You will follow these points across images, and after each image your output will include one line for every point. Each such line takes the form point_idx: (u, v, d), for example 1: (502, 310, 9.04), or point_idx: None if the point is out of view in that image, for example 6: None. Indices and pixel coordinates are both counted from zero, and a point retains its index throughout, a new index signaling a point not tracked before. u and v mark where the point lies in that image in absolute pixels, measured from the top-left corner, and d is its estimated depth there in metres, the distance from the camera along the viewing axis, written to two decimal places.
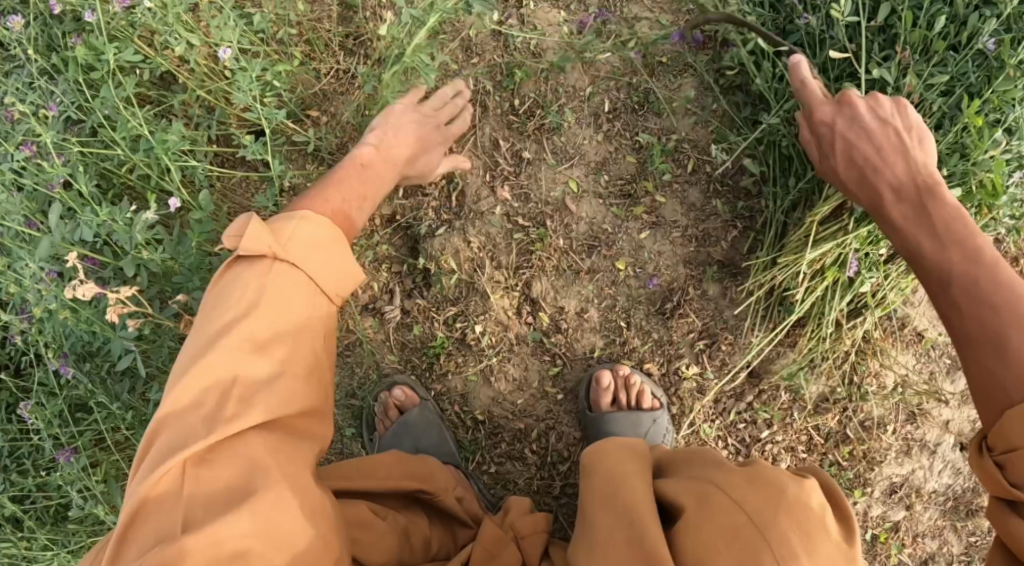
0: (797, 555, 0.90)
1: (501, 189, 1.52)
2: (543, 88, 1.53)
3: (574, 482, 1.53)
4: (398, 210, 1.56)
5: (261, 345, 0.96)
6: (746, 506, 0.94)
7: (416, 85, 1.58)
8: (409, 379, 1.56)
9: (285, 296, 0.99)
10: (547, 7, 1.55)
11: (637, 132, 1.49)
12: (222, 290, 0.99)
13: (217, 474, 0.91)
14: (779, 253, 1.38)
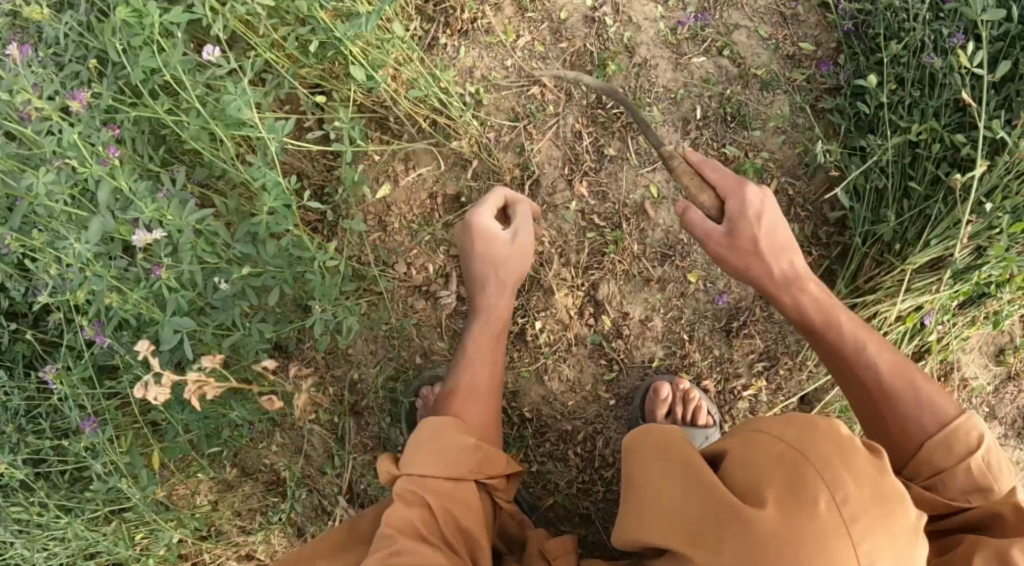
0: (841, 476, 0.85)
1: (579, 183, 1.46)
2: (633, 84, 1.47)
3: (615, 488, 1.51)
4: (464, 189, 1.52)
5: (451, 480, 1.14)
6: (781, 435, 0.91)
7: (497, 62, 1.51)
8: None
9: (453, 450, 1.16)
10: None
11: (724, 145, 1.46)
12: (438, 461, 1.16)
13: None
14: (856, 287, 1.40)
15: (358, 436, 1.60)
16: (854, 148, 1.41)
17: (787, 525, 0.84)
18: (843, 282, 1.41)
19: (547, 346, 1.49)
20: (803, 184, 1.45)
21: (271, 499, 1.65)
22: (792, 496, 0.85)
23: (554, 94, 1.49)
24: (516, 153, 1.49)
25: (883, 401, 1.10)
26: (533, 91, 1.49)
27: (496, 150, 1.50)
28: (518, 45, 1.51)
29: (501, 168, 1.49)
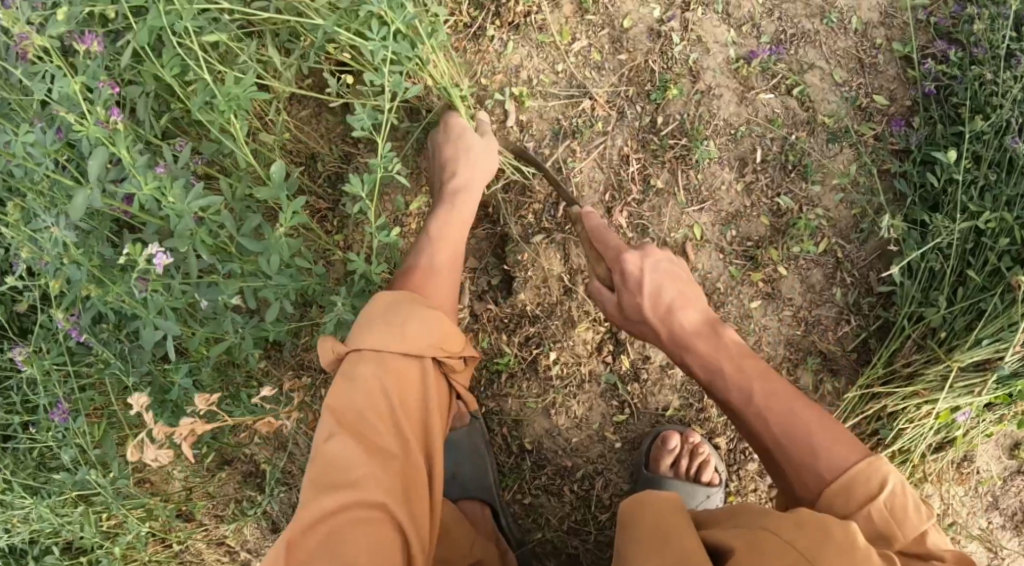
0: None
1: (619, 213, 1.35)
2: (691, 114, 1.35)
3: (609, 532, 1.45)
4: (492, 199, 1.40)
5: (391, 368, 1.01)
6: (797, 545, 0.79)
7: (548, 65, 1.37)
8: None
9: (406, 324, 1.02)
10: (717, 21, 1.36)
11: (778, 194, 1.36)
12: (389, 322, 1.02)
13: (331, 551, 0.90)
14: (892, 369, 1.33)
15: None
16: (916, 223, 1.33)
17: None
18: (879, 360, 1.34)
19: (557, 378, 1.41)
20: (854, 249, 1.36)
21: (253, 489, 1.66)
22: None
23: (605, 110, 1.36)
24: (558, 166, 1.36)
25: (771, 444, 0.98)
26: (584, 104, 1.36)
27: (533, 163, 1.37)
28: (573, 49, 1.37)
29: (533, 187, 1.38)
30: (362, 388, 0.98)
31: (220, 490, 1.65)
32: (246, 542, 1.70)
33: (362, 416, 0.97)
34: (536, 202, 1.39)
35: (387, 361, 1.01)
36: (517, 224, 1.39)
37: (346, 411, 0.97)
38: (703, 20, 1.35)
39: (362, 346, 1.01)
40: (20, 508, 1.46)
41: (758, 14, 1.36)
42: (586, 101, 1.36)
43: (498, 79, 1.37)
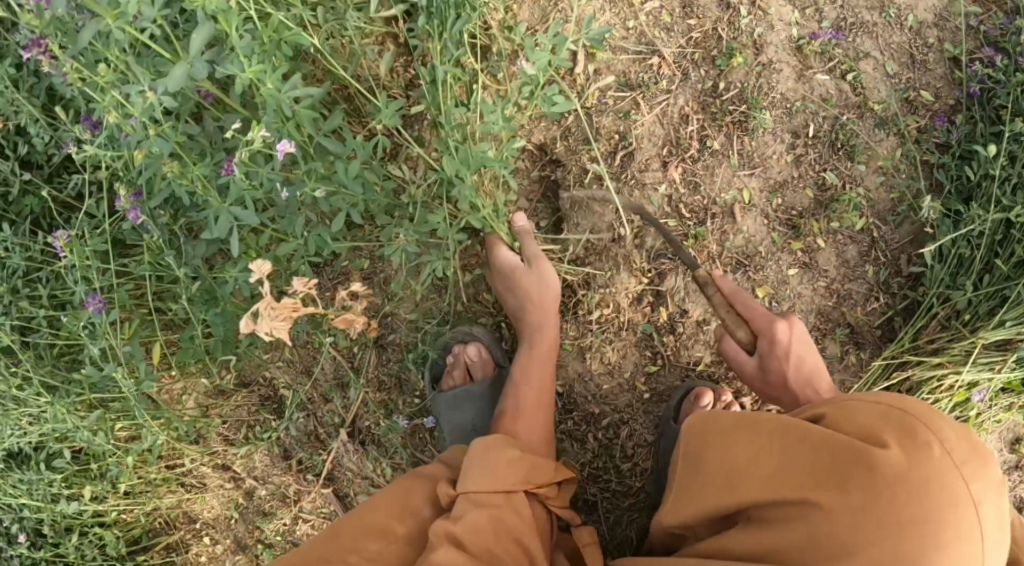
0: (947, 429, 0.87)
1: (674, 167, 1.40)
2: (751, 83, 1.40)
3: (627, 483, 1.48)
4: (551, 141, 1.44)
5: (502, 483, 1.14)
6: (882, 402, 0.92)
7: (620, 20, 1.41)
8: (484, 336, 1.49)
9: (499, 469, 1.16)
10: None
11: (824, 170, 1.41)
12: (479, 464, 1.16)
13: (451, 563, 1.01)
14: (917, 345, 1.39)
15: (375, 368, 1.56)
16: (953, 211, 1.37)
17: (910, 477, 0.83)
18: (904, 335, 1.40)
19: (596, 324, 1.44)
20: (888, 230, 1.41)
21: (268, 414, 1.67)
22: (909, 440, 0.86)
23: (670, 68, 1.40)
24: (618, 118, 1.40)
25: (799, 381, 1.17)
26: (651, 61, 1.40)
27: (597, 112, 1.41)
28: (645, 8, 1.41)
29: (596, 135, 1.41)
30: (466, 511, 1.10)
31: (233, 413, 1.65)
32: (253, 469, 1.70)
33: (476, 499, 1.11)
34: (598, 147, 1.41)
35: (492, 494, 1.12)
36: (573, 169, 1.43)
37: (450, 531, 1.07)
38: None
39: (466, 490, 1.13)
40: (34, 407, 1.45)
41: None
42: (654, 58, 1.40)
43: (570, 28, 1.41)
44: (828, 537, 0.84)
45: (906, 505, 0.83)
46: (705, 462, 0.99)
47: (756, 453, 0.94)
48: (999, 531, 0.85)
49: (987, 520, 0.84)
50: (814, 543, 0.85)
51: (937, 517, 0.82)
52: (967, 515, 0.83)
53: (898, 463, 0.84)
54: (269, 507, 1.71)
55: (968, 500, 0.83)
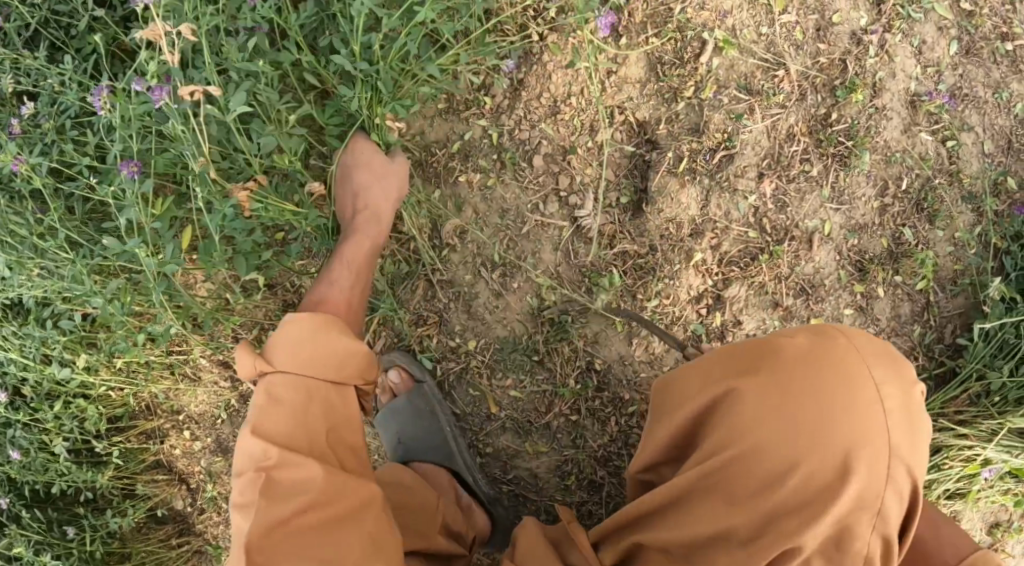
0: (852, 335, 1.01)
1: (768, 180, 1.40)
2: (862, 122, 1.40)
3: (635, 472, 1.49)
4: (654, 120, 1.42)
5: (303, 393, 1.07)
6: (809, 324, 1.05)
7: (754, 23, 1.39)
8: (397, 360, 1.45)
9: (313, 363, 1.08)
10: (912, 52, 1.40)
11: (901, 225, 1.41)
12: (299, 353, 1.08)
13: (305, 545, 1.00)
14: (942, 413, 1.40)
15: (422, 302, 1.47)
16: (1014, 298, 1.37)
17: (814, 357, 0.97)
18: (934, 399, 1.40)
19: (651, 311, 1.44)
20: (944, 298, 1.42)
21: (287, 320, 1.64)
22: (818, 337, 1.00)
23: (790, 85, 1.39)
24: (729, 118, 1.39)
25: None
26: (777, 73, 1.39)
27: (710, 105, 1.40)
28: (780, 21, 1.40)
29: (703, 128, 1.40)
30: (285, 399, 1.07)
31: (251, 312, 1.61)
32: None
33: (288, 435, 1.05)
34: (702, 140, 1.40)
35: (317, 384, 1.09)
36: (671, 155, 1.41)
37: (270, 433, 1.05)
38: (903, 45, 1.40)
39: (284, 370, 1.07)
40: (51, 258, 1.37)
41: (944, 63, 1.41)
42: (778, 71, 1.39)
43: (706, 18, 1.39)
44: (744, 420, 0.95)
45: (805, 380, 0.96)
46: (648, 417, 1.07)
47: (695, 370, 1.02)
48: (903, 421, 0.96)
49: (888, 407, 0.95)
50: (738, 419, 0.96)
51: (834, 390, 0.95)
52: (867, 393, 0.95)
53: (798, 348, 0.98)
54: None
55: (864, 380, 0.96)
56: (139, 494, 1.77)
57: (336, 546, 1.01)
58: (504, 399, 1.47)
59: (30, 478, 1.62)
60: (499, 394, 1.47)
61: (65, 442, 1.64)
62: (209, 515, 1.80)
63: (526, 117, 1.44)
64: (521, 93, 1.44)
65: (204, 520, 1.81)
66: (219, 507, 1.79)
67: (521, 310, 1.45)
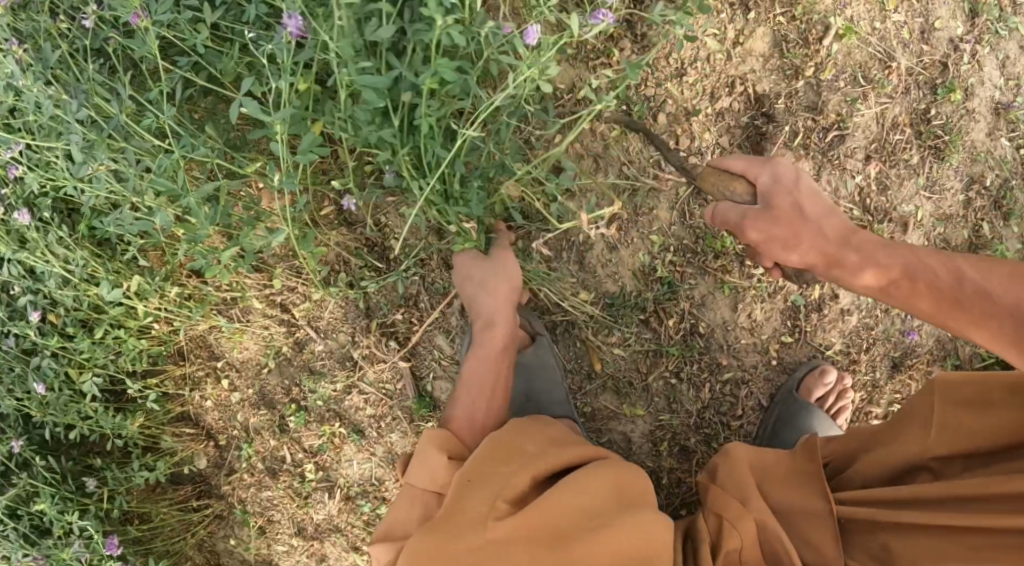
0: None
1: (873, 164, 1.46)
2: (954, 121, 1.47)
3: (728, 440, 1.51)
4: (772, 95, 1.46)
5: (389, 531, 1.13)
6: None
7: (870, 17, 1.45)
8: (518, 314, 1.44)
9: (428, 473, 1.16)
10: (1005, 60, 1.49)
11: (981, 220, 1.48)
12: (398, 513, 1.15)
13: (402, 514, 1.15)
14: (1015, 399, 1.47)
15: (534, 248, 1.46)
16: None
17: None
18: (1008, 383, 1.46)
19: (757, 278, 1.47)
20: None
21: (368, 263, 1.56)
22: None
23: (899, 78, 1.46)
24: (844, 100, 1.45)
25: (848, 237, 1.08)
26: (887, 65, 1.46)
27: (827, 87, 1.45)
28: (892, 17, 1.46)
29: (820, 107, 1.45)
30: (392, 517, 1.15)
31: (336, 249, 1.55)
32: (317, 322, 1.59)
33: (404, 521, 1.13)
34: (816, 119, 1.46)
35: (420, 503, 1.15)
36: (789, 130, 1.46)
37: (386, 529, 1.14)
38: (991, 57, 1.48)
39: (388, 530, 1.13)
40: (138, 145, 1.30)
41: None
42: (887, 63, 1.46)
43: (827, 5, 1.44)
44: None
45: None
46: (964, 406, 1.08)
47: None
48: None
49: None
50: None
51: None
52: None
53: None
54: (319, 366, 1.60)
55: None
56: (163, 449, 1.62)
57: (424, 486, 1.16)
58: (606, 357, 1.48)
59: (51, 419, 1.43)
60: (603, 352, 1.47)
61: (96, 377, 1.48)
62: (240, 475, 1.67)
63: (653, 74, 1.46)
64: (651, 51, 1.45)
65: (233, 481, 1.67)
66: (253, 468, 1.66)
67: (633, 266, 1.46)
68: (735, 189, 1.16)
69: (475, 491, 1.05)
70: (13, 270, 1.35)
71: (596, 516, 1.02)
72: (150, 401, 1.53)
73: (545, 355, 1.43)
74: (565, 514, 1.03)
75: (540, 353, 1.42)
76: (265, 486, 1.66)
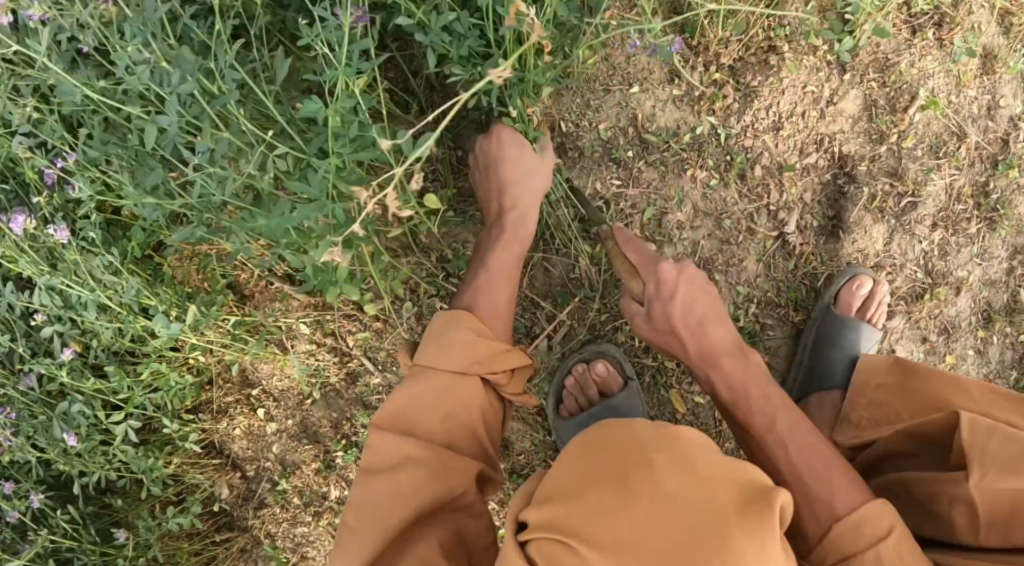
0: None
1: (938, 230, 1.54)
2: (1008, 195, 1.57)
3: None
4: (855, 155, 1.52)
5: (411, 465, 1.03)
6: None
7: (948, 90, 1.55)
8: (611, 354, 1.42)
9: (418, 412, 1.07)
10: None
11: (1019, 286, 1.60)
12: (402, 421, 1.07)
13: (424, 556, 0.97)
14: None
15: None
16: None
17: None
18: None
19: None
20: None
21: (438, 292, 1.50)
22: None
23: (967, 151, 1.55)
24: (921, 169, 1.53)
25: (753, 434, 1.13)
26: (957, 138, 1.55)
27: (907, 155, 1.53)
28: (966, 91, 1.56)
29: (900, 173, 1.52)
30: (422, 408, 1.08)
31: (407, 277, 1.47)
32: (376, 352, 1.52)
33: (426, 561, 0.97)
34: (893, 184, 1.52)
35: (447, 382, 1.09)
36: (868, 190, 1.52)
37: (401, 418, 1.07)
38: None
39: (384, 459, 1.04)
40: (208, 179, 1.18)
41: None
42: (957, 136, 1.55)
43: (910, 75, 1.53)
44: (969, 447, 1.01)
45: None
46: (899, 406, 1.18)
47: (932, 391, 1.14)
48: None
49: None
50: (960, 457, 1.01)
51: None
52: None
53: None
54: (373, 400, 1.54)
55: None
56: (187, 483, 1.53)
57: (427, 479, 1.03)
58: (687, 404, 1.46)
59: (83, 468, 1.34)
60: (685, 397, 1.46)
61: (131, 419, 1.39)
62: (271, 510, 1.59)
63: (752, 125, 1.48)
64: (752, 102, 1.47)
65: (263, 515, 1.58)
66: (287, 502, 1.58)
67: None
68: (634, 287, 1.24)
69: (591, 435, 0.86)
70: (50, 304, 1.24)
71: (711, 480, 0.79)
72: (187, 442, 1.46)
73: (635, 399, 1.39)
74: (677, 468, 0.79)
75: (631, 400, 1.38)
76: (301, 521, 1.58)
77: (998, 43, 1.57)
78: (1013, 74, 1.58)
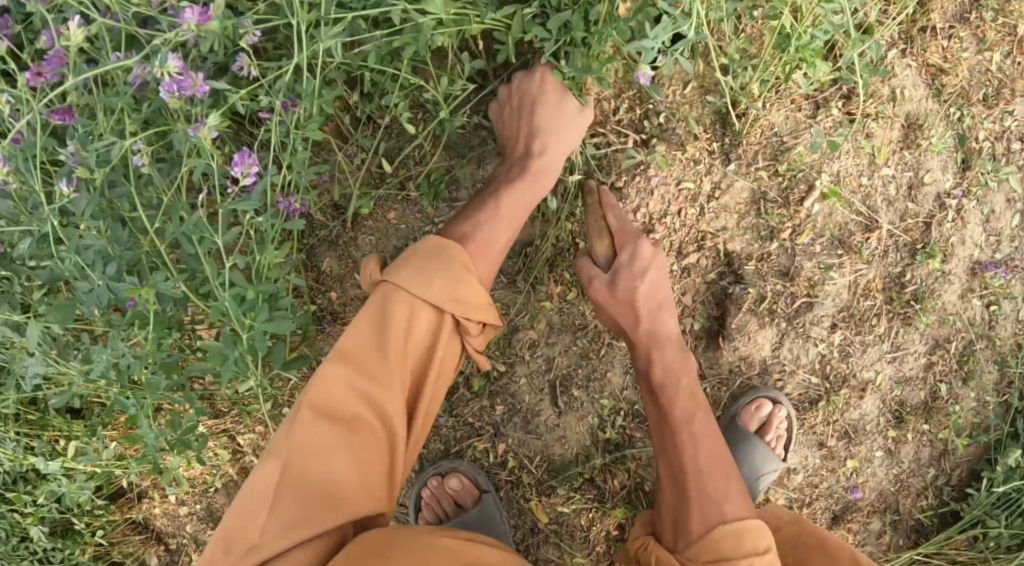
0: None
1: (836, 331, 1.40)
2: (927, 285, 1.39)
3: None
4: (739, 254, 1.38)
5: (347, 426, 0.96)
6: None
7: (857, 172, 1.36)
8: (465, 466, 1.44)
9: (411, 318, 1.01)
10: (1000, 212, 1.38)
11: (940, 382, 1.44)
12: (383, 326, 1.00)
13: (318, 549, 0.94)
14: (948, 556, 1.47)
15: (483, 407, 1.43)
16: None
17: None
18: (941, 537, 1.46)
19: None
20: (963, 450, 1.46)
21: None
22: None
23: (878, 241, 1.37)
24: (817, 267, 1.37)
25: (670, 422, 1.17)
26: (864, 226, 1.37)
27: (802, 251, 1.37)
28: (880, 170, 1.36)
29: (791, 274, 1.37)
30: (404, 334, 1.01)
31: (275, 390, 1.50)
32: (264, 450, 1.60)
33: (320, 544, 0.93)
34: (782, 284, 1.38)
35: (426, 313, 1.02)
36: (753, 292, 1.38)
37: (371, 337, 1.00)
38: (978, 213, 1.38)
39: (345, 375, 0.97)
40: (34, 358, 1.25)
41: (1016, 234, 1.39)
42: (864, 225, 1.37)
43: (807, 159, 1.35)
44: None
45: None
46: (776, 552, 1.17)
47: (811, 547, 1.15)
48: None
49: None
50: None
51: None
52: None
53: None
54: None
55: None
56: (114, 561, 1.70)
57: (360, 448, 0.97)
58: (550, 513, 1.45)
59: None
60: (547, 507, 1.45)
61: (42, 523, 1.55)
62: None
63: None
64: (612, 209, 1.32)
65: None
66: None
67: (580, 430, 1.42)
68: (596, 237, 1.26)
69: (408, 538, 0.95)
70: None
71: None
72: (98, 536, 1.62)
73: (490, 509, 1.42)
74: None
75: (484, 513, 1.42)
76: None
77: (926, 109, 1.35)
78: (939, 149, 1.36)
